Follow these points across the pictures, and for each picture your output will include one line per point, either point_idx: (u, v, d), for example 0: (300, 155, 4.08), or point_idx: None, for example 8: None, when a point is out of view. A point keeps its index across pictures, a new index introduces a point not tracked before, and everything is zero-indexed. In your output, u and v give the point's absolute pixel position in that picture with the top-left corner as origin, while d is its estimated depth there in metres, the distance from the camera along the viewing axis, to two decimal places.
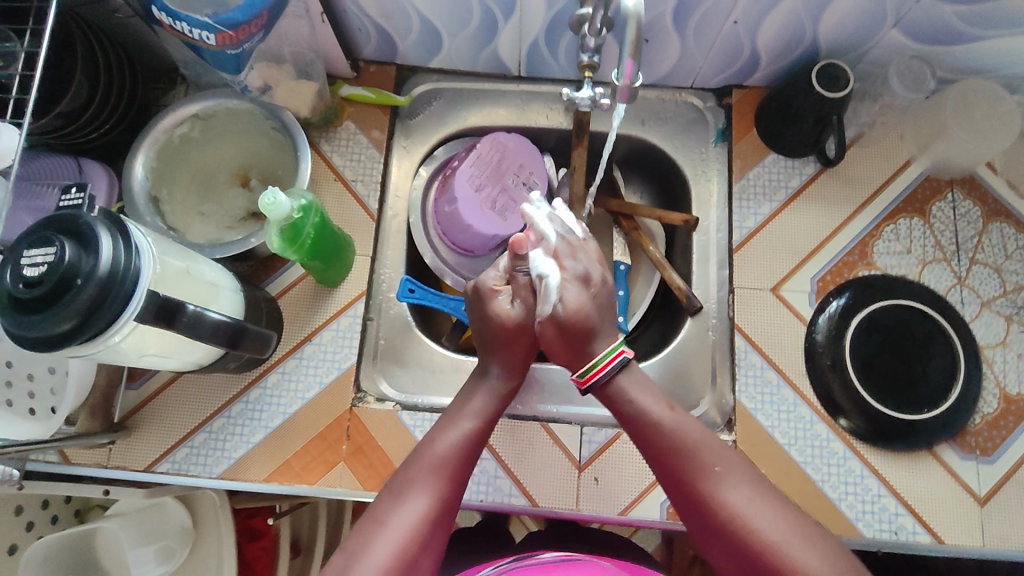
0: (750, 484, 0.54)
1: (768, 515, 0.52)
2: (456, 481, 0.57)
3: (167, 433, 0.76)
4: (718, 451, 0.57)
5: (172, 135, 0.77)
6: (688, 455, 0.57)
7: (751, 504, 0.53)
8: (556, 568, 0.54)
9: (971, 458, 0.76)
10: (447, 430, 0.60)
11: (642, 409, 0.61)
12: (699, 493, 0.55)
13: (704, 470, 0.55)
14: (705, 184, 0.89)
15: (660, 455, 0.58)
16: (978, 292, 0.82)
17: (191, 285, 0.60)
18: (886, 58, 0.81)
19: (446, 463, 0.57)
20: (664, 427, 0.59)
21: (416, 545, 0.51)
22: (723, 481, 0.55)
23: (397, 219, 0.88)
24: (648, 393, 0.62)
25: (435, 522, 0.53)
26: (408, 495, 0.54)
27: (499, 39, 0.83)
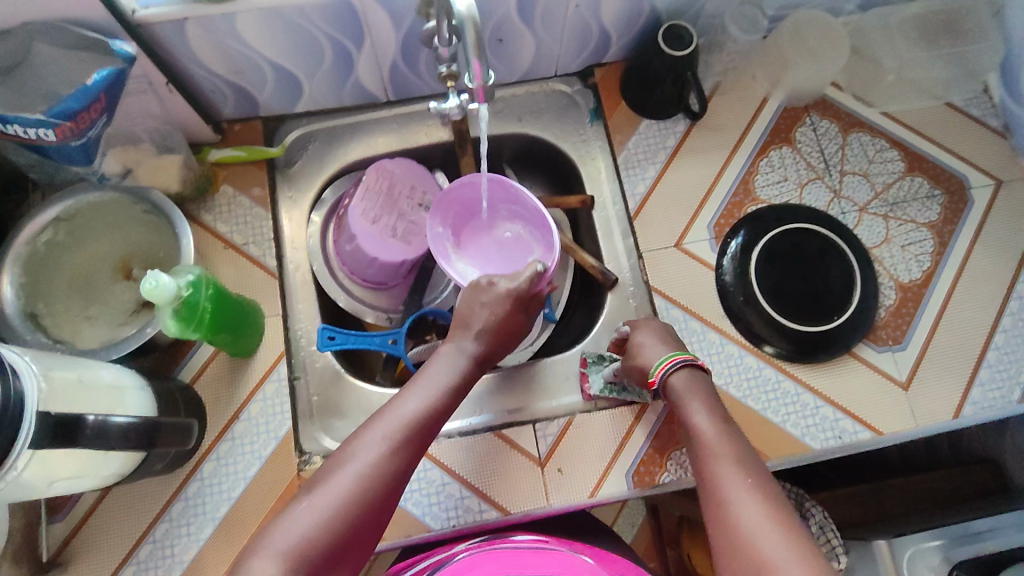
0: (762, 499, 0.55)
1: (770, 533, 0.52)
2: (420, 433, 0.61)
3: (108, 554, 0.71)
4: (742, 470, 0.58)
5: (36, 244, 0.72)
6: (718, 469, 0.59)
7: (757, 516, 0.54)
8: (528, 552, 0.56)
9: (886, 349, 0.82)
10: (416, 394, 0.64)
11: (695, 421, 0.65)
12: (717, 512, 0.56)
13: (727, 493, 0.57)
14: (592, 164, 0.91)
15: (700, 473, 0.61)
16: (854, 200, 0.88)
17: (88, 395, 0.56)
18: (721, 8, 0.87)
19: (409, 419, 0.61)
20: (709, 446, 0.62)
21: (371, 484, 0.56)
22: (738, 493, 0.56)
23: (300, 270, 0.85)
24: (705, 405, 0.67)
25: (391, 467, 0.58)
26: (368, 440, 0.59)
27: (357, 70, 0.83)
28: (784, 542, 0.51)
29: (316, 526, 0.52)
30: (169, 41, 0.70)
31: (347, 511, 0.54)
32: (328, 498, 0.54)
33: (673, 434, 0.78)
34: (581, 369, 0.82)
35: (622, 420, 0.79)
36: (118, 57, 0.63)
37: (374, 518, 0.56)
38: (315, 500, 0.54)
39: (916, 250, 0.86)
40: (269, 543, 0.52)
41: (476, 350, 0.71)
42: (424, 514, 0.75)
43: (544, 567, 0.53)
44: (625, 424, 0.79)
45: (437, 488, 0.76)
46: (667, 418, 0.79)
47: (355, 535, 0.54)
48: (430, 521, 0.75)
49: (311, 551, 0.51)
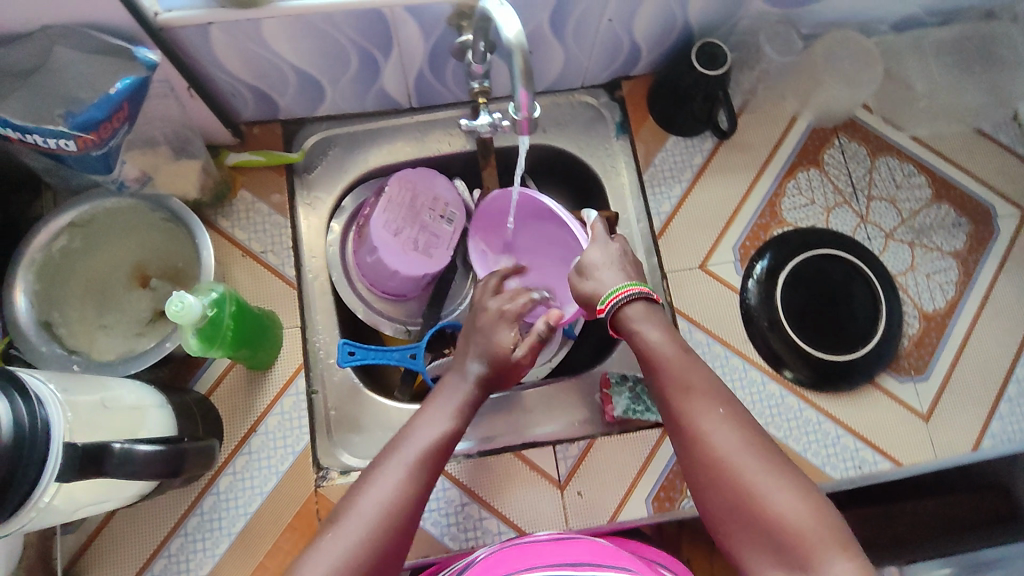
0: (735, 429, 0.57)
1: (751, 462, 0.55)
2: (431, 464, 0.61)
3: (121, 568, 0.70)
4: (708, 397, 0.60)
5: (50, 251, 0.70)
6: (684, 400, 0.60)
7: (732, 445, 0.56)
8: (550, 544, 0.55)
9: (908, 379, 0.82)
10: (422, 426, 0.64)
11: (649, 344, 0.65)
12: (691, 443, 0.58)
13: (698, 423, 0.58)
14: (617, 179, 0.89)
15: (664, 402, 0.62)
16: (881, 225, 0.87)
17: (110, 419, 0.55)
18: (756, 26, 0.85)
19: (419, 451, 0.61)
20: (670, 375, 0.62)
21: (388, 517, 0.55)
22: (710, 424, 0.58)
23: (318, 279, 0.84)
24: (657, 331, 0.65)
25: (409, 493, 0.57)
26: (380, 475, 0.58)
27: (382, 78, 0.81)
28: (763, 467, 0.55)
29: (339, 563, 0.51)
30: (193, 46, 0.68)
31: (368, 544, 0.53)
32: (347, 532, 0.54)
33: None
34: (603, 389, 0.80)
35: (644, 444, 0.78)
36: (142, 65, 0.60)
37: (395, 551, 0.55)
38: (336, 534, 0.54)
39: (941, 279, 0.86)
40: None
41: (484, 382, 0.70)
42: (442, 533, 0.74)
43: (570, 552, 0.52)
44: (646, 447, 0.78)
45: (456, 507, 0.75)
46: None
47: (378, 570, 0.53)
48: (449, 541, 0.74)
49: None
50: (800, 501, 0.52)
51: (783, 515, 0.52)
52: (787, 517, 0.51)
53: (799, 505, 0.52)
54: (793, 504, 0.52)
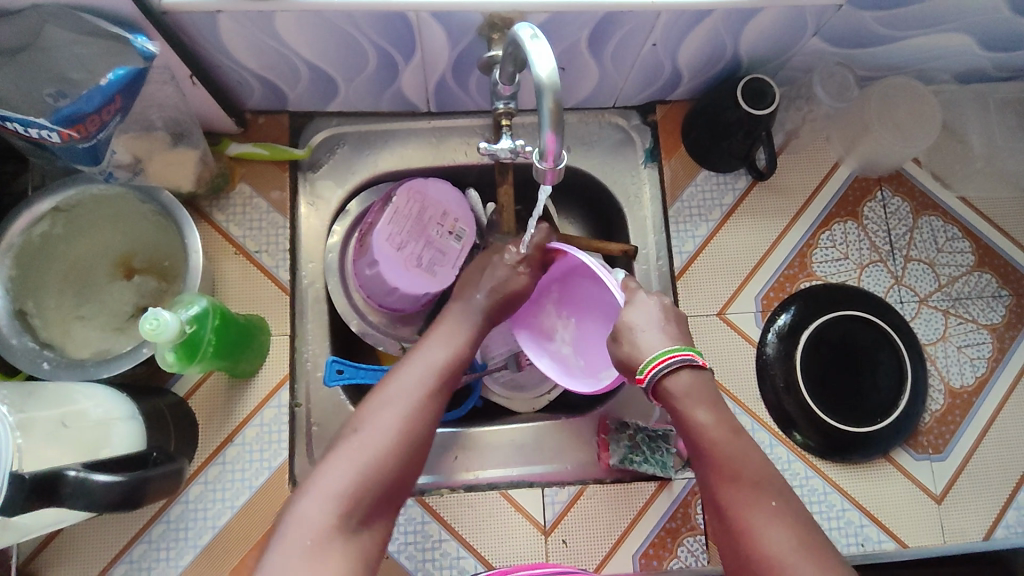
0: (792, 530, 0.53)
1: (811, 573, 0.50)
2: (446, 378, 0.64)
3: (79, 571, 0.66)
4: (760, 492, 0.55)
5: (30, 235, 0.66)
6: (736, 496, 0.55)
7: (789, 553, 0.51)
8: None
9: (925, 458, 0.77)
10: (439, 344, 0.67)
11: (694, 425, 0.58)
12: (742, 547, 0.53)
13: (751, 522, 0.53)
14: (639, 211, 0.84)
15: (712, 491, 0.57)
16: (915, 289, 0.82)
17: (72, 436, 0.52)
18: (810, 63, 0.79)
19: (438, 366, 0.64)
20: (719, 466, 0.57)
21: (409, 427, 0.58)
22: (763, 524, 0.53)
23: (314, 286, 0.79)
24: (705, 405, 0.59)
25: (411, 424, 0.59)
26: (403, 389, 0.61)
27: (401, 79, 0.76)
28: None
29: (361, 474, 0.54)
30: (198, 32, 0.62)
31: (390, 452, 0.56)
32: (372, 440, 0.56)
33: (688, 518, 0.74)
34: (601, 435, 0.76)
35: (637, 497, 0.74)
36: (138, 56, 0.55)
37: (415, 460, 0.58)
38: (362, 442, 0.56)
39: (972, 353, 0.81)
40: (323, 487, 0.53)
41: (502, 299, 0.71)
42: (416, 569, 0.70)
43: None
44: (640, 500, 0.74)
45: (433, 543, 0.71)
46: (684, 500, 0.74)
47: (401, 476, 0.56)
48: None
49: (363, 494, 0.53)
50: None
51: None
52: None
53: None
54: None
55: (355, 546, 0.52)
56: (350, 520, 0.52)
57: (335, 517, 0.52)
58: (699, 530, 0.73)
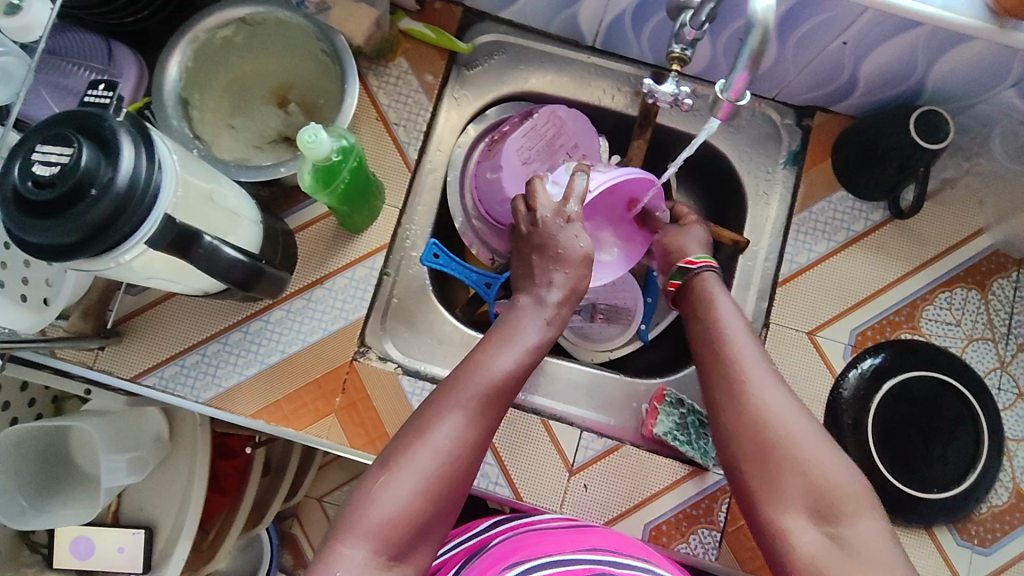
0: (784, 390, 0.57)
1: (797, 422, 0.54)
2: (495, 404, 0.55)
3: (159, 346, 0.72)
4: (757, 358, 0.60)
5: (214, 36, 0.70)
6: (733, 353, 0.60)
7: (780, 404, 0.55)
8: (565, 531, 0.56)
9: (967, 545, 0.74)
10: (501, 353, 0.58)
11: (712, 308, 0.65)
12: (733, 399, 0.57)
13: (747, 376, 0.58)
14: (763, 207, 0.82)
15: (710, 350, 0.62)
16: (1018, 382, 0.78)
17: (211, 212, 0.55)
18: (994, 116, 0.75)
19: (491, 385, 0.55)
20: (723, 331, 0.63)
21: (451, 463, 0.51)
22: (758, 380, 0.57)
23: (434, 173, 0.82)
24: (720, 294, 0.67)
25: (469, 448, 0.52)
26: (451, 415, 0.53)
27: (581, 5, 0.76)
28: (813, 433, 0.54)
29: (403, 508, 0.48)
30: None
31: (433, 490, 0.50)
32: (422, 468, 0.50)
33: (710, 512, 0.73)
34: (653, 402, 0.76)
35: (668, 474, 0.74)
36: None
37: (457, 495, 0.52)
38: (409, 464, 0.50)
39: None
40: (363, 516, 0.48)
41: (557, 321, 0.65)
42: None
43: (591, 540, 0.54)
44: (669, 477, 0.74)
45: None
46: (711, 494, 0.73)
47: (443, 512, 0.51)
48: None
49: (401, 533, 0.48)
50: (844, 470, 0.52)
51: (828, 479, 0.51)
52: (835, 483, 0.51)
53: (846, 477, 0.51)
54: (840, 475, 0.51)
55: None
56: (385, 557, 0.47)
57: (365, 554, 0.46)
58: (717, 526, 0.73)
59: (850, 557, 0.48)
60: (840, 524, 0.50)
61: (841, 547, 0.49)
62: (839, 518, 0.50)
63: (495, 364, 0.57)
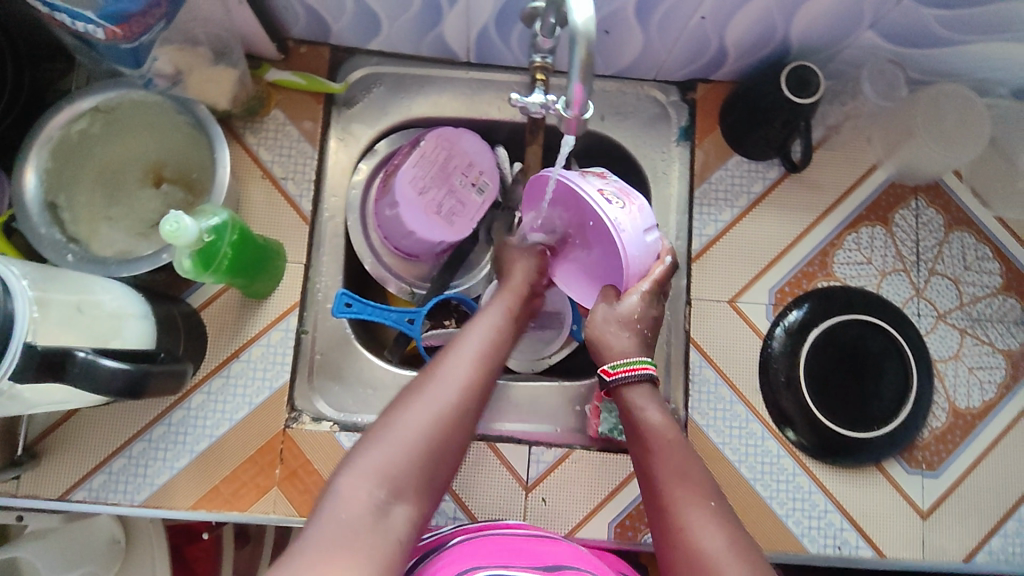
0: (725, 532, 0.51)
1: (738, 572, 0.48)
2: (496, 345, 0.64)
3: (83, 458, 0.70)
4: (700, 492, 0.54)
5: (69, 131, 0.67)
6: (671, 491, 0.55)
7: (723, 554, 0.49)
8: (524, 541, 0.55)
9: (917, 472, 0.77)
10: (490, 313, 0.68)
11: (646, 438, 0.60)
12: (674, 547, 0.52)
13: (683, 520, 0.52)
14: (666, 188, 0.83)
15: (650, 484, 0.57)
16: (935, 304, 0.80)
17: (84, 323, 0.53)
18: (861, 58, 0.77)
19: (489, 339, 0.64)
20: (660, 463, 0.57)
21: (465, 397, 0.57)
22: (697, 521, 0.52)
23: (333, 220, 0.81)
24: (656, 410, 0.62)
25: (480, 387, 0.59)
26: (454, 356, 0.61)
27: (444, 25, 0.75)
28: None
29: (400, 453, 0.51)
30: None
31: (444, 419, 0.55)
32: (433, 400, 0.55)
33: None
34: (594, 402, 0.77)
35: (621, 469, 0.74)
36: None
37: (465, 432, 0.56)
38: (423, 398, 0.55)
39: (984, 376, 0.79)
40: (358, 467, 0.50)
41: (527, 288, 0.72)
42: None
43: (546, 552, 0.53)
44: (622, 473, 0.74)
45: None
46: None
47: (455, 443, 0.55)
48: None
49: (400, 472, 0.50)
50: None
51: None
52: None
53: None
54: None
55: (388, 527, 0.47)
56: (385, 497, 0.49)
57: (369, 495, 0.48)
58: None
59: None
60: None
61: None
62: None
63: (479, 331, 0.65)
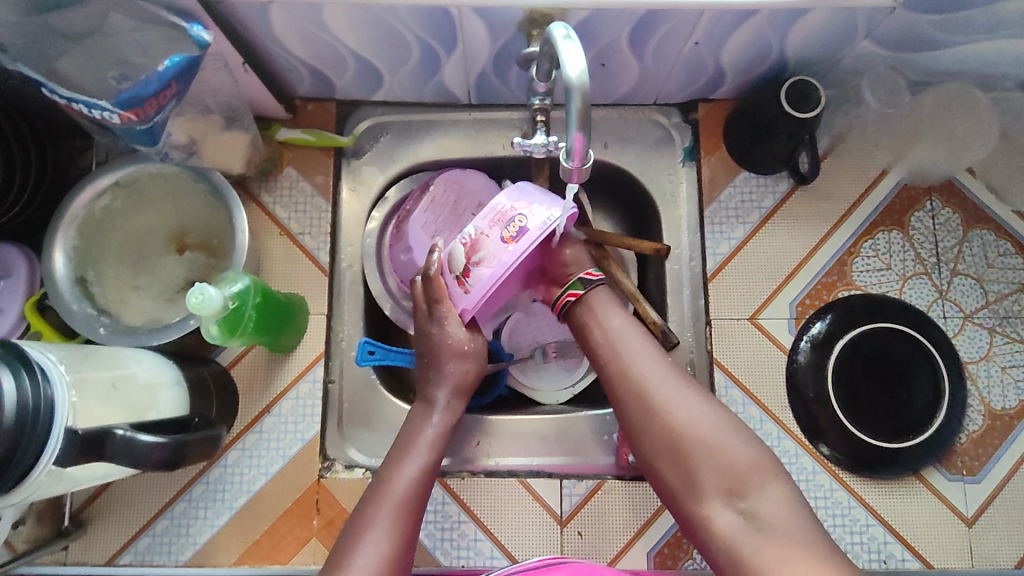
0: (680, 380, 0.62)
1: (699, 409, 0.60)
2: (414, 506, 0.61)
3: (127, 522, 0.71)
4: (650, 350, 0.64)
5: (92, 209, 0.71)
6: (624, 350, 0.64)
7: (679, 394, 0.61)
8: (541, 571, 0.55)
9: (958, 479, 0.75)
10: (403, 464, 0.64)
11: (596, 312, 0.68)
12: (635, 395, 0.62)
13: (649, 384, 0.62)
14: (675, 210, 0.83)
15: (602, 349, 0.66)
16: (960, 305, 0.79)
17: (119, 399, 0.55)
18: (861, 66, 0.77)
19: (403, 499, 0.61)
20: (613, 328, 0.66)
21: (388, 574, 0.56)
22: (654, 375, 0.62)
23: (352, 269, 0.82)
24: (602, 296, 0.69)
25: (398, 556, 0.57)
26: (371, 534, 0.58)
27: (444, 72, 0.77)
28: (710, 413, 0.60)
29: None
30: (253, 23, 0.65)
31: None
32: None
33: None
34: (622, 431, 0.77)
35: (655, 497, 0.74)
36: (194, 44, 0.58)
37: None
38: (350, 573, 0.55)
39: (1017, 375, 0.78)
40: None
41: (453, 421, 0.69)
42: (434, 547, 0.73)
43: None
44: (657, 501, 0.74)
45: (451, 524, 0.73)
46: None
47: None
48: (439, 557, 0.72)
49: None
50: (742, 442, 0.58)
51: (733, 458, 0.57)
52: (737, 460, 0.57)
53: (747, 450, 0.57)
54: (740, 450, 0.57)
55: None
56: None
57: None
58: None
59: (762, 528, 0.53)
60: (749, 495, 0.55)
61: (755, 527, 0.54)
62: (747, 492, 0.56)
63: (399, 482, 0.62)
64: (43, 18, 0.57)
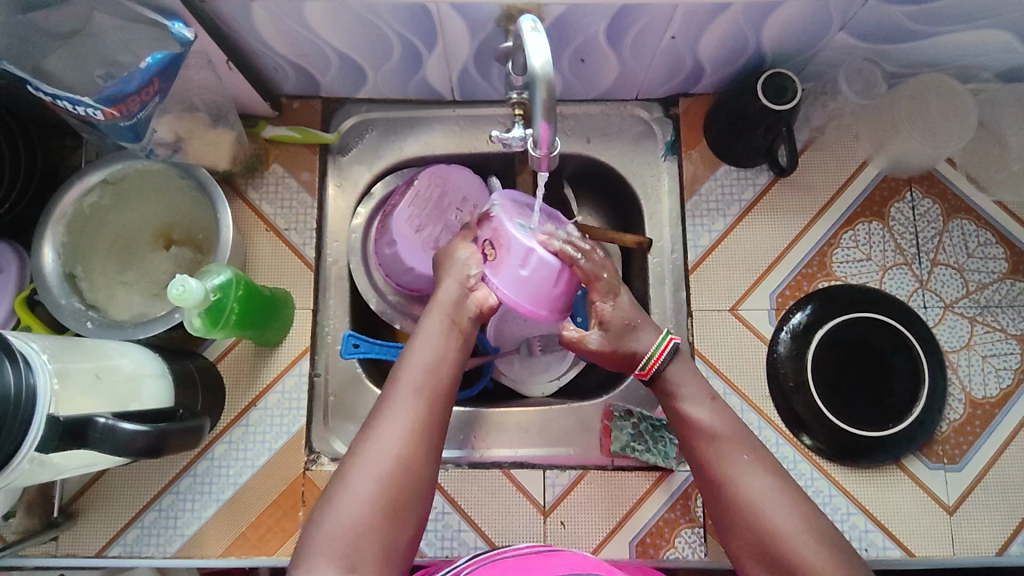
0: (771, 478, 0.60)
1: (788, 516, 0.57)
2: (434, 381, 0.63)
3: (115, 515, 0.72)
4: (741, 445, 0.62)
5: (81, 205, 0.72)
6: (714, 446, 0.62)
7: (770, 496, 0.58)
8: (534, 558, 0.56)
9: (939, 467, 0.76)
10: (422, 344, 0.65)
11: (687, 400, 0.66)
12: (721, 493, 0.61)
13: (738, 482, 0.60)
14: (657, 204, 0.84)
15: (690, 441, 0.64)
16: (941, 295, 0.80)
17: (103, 389, 0.56)
18: (838, 59, 0.78)
19: (423, 379, 0.62)
20: (701, 421, 0.64)
21: (404, 456, 0.58)
22: (743, 472, 0.60)
23: (338, 264, 0.84)
24: (692, 377, 0.68)
25: (417, 435, 0.59)
26: (388, 416, 0.60)
27: (426, 69, 0.78)
28: (798, 519, 0.57)
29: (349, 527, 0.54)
30: (235, 21, 0.66)
31: (389, 485, 0.56)
32: (370, 469, 0.57)
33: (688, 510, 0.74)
34: (604, 421, 0.78)
35: (638, 486, 0.75)
36: (177, 41, 0.58)
37: (421, 479, 0.58)
38: (367, 456, 0.57)
39: (998, 363, 0.78)
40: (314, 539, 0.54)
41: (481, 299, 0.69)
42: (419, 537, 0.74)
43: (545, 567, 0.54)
44: (639, 490, 0.75)
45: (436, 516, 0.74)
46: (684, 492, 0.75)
47: (408, 505, 0.57)
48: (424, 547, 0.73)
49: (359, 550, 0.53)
50: (830, 554, 0.55)
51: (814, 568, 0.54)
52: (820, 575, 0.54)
53: (831, 561, 0.55)
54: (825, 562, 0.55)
55: None
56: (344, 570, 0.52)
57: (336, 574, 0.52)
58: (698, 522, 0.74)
59: None
60: None
61: None
62: None
63: (416, 358, 0.64)
64: (27, 17, 0.58)
